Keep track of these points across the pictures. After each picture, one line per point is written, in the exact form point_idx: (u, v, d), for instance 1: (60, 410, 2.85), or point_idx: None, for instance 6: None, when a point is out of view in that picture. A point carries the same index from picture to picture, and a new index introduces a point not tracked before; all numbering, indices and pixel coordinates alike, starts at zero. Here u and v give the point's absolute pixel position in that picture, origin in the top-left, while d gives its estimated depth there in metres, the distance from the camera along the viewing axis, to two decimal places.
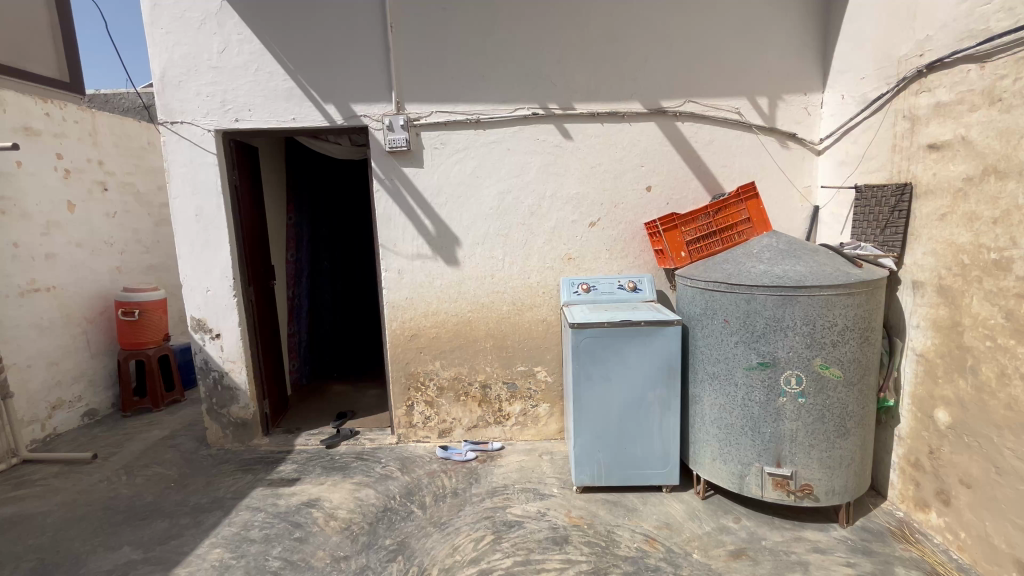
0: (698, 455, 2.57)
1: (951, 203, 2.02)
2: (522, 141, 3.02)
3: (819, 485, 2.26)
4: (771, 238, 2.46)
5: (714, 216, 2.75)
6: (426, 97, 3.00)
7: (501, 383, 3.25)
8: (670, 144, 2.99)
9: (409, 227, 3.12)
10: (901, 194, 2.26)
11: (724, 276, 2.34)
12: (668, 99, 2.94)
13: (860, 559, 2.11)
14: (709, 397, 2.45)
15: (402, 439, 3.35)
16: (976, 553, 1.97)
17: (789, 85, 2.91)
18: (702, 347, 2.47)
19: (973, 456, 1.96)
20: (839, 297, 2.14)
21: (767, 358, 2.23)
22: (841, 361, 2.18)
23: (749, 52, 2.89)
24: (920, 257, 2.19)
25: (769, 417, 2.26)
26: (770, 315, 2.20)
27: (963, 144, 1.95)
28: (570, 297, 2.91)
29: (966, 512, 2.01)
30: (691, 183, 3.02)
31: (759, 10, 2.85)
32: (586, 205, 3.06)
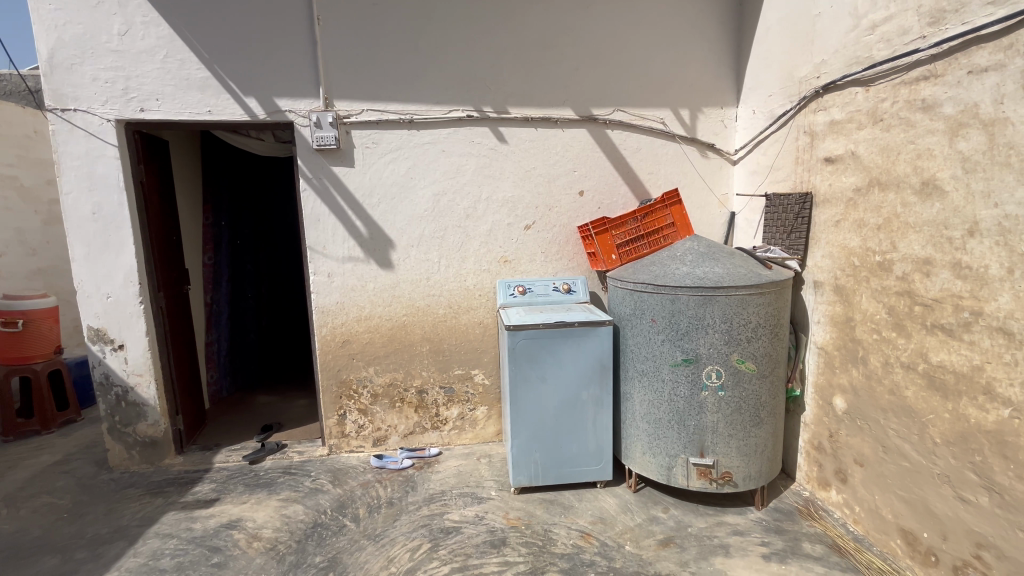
0: (629, 449, 2.67)
1: (844, 211, 2.25)
2: (456, 143, 3.00)
3: (738, 471, 2.42)
4: (693, 241, 2.61)
5: (642, 220, 2.88)
6: (356, 94, 2.90)
7: (438, 388, 3.20)
8: (601, 150, 3.09)
9: (339, 229, 3.00)
10: (803, 202, 2.48)
11: (650, 278, 2.46)
12: (598, 107, 3.05)
13: (773, 538, 2.28)
14: (639, 393, 2.55)
15: (334, 450, 3.20)
16: (869, 525, 2.20)
17: (708, 99, 3.11)
18: (631, 346, 2.57)
19: (864, 438, 2.19)
20: (752, 296, 2.31)
21: (690, 354, 2.36)
22: (755, 355, 2.36)
23: (672, 66, 3.06)
24: (819, 260, 2.42)
25: (692, 410, 2.40)
26: (692, 315, 2.34)
27: (852, 158, 2.18)
28: (506, 299, 2.93)
29: (860, 488, 2.24)
30: (620, 189, 3.15)
31: (681, 27, 3.02)
32: (522, 208, 3.09)
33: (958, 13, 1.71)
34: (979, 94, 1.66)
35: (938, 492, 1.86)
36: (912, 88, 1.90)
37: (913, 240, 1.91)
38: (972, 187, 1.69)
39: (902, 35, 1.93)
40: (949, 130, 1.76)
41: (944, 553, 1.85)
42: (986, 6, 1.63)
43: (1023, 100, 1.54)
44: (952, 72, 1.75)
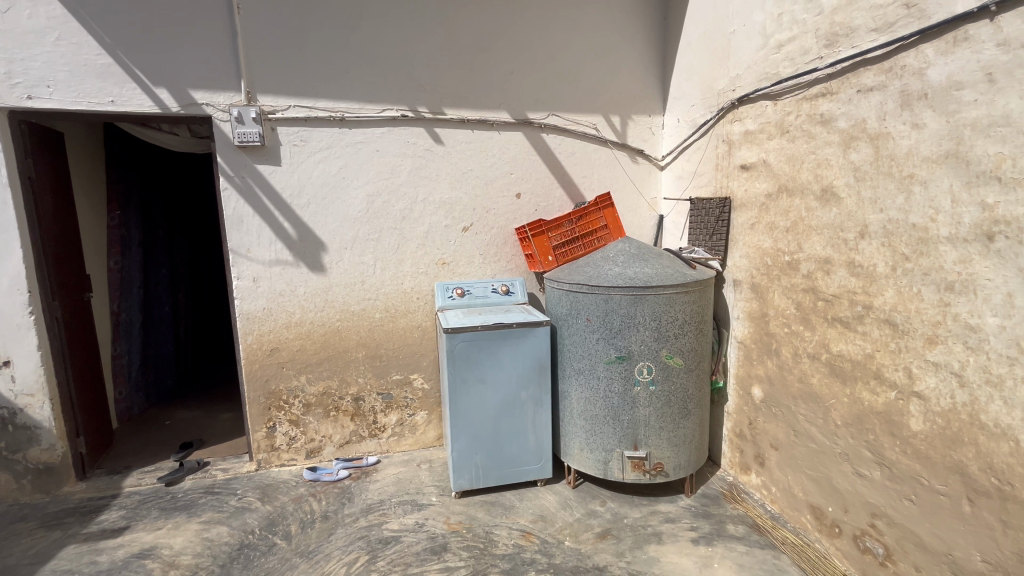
0: (568, 446, 2.73)
1: (758, 214, 2.43)
2: (391, 142, 2.94)
3: (669, 461, 2.55)
4: (624, 243, 2.71)
5: (577, 222, 2.97)
6: (281, 89, 2.76)
7: (375, 394, 3.11)
8: (537, 154, 3.14)
9: (265, 230, 2.83)
10: (723, 206, 2.66)
11: (585, 279, 2.53)
12: (533, 111, 3.10)
13: (701, 522, 2.42)
14: (576, 391, 2.62)
15: (263, 465, 3.02)
16: (783, 503, 2.39)
17: (637, 106, 3.25)
18: (568, 345, 2.63)
19: (779, 424, 2.38)
20: (679, 295, 2.44)
21: (623, 352, 2.46)
22: (682, 350, 2.49)
23: (603, 74, 3.17)
24: (737, 260, 2.60)
25: (626, 405, 2.50)
26: (624, 313, 2.43)
27: (764, 166, 2.37)
28: (445, 301, 2.90)
29: (776, 470, 2.43)
30: (556, 191, 3.22)
31: (611, 37, 3.14)
32: (459, 210, 3.08)
33: (848, 38, 1.90)
34: (867, 111, 1.85)
35: (840, 469, 2.05)
36: (813, 103, 2.09)
37: (816, 242, 2.10)
38: (862, 194, 1.88)
39: (803, 55, 2.12)
40: (843, 142, 1.95)
41: (846, 524, 2.04)
42: (871, 32, 1.82)
43: (901, 117, 1.73)
44: (845, 90, 1.94)
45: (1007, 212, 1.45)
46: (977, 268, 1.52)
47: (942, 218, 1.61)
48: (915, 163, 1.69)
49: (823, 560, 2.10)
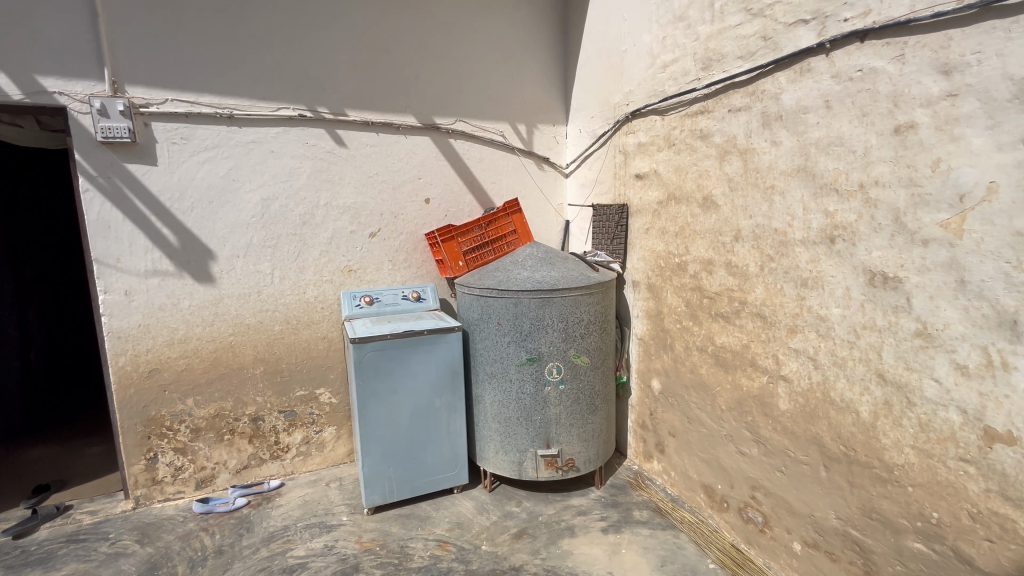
0: (483, 450, 2.74)
1: (651, 220, 2.63)
2: (287, 143, 2.76)
3: (579, 456, 2.66)
4: (532, 248, 2.79)
5: (486, 227, 3.00)
6: (155, 81, 2.48)
7: (276, 413, 2.89)
8: (445, 159, 3.13)
9: (138, 237, 2.52)
10: (621, 213, 2.84)
11: (495, 283, 2.57)
12: (440, 116, 3.09)
13: (610, 512, 2.55)
14: (489, 394, 2.64)
15: (142, 502, 2.68)
16: (681, 486, 2.59)
17: (541, 116, 3.37)
18: (480, 350, 2.65)
19: (675, 413, 2.59)
20: (583, 296, 2.55)
21: (533, 354, 2.52)
22: (588, 349, 2.60)
23: (509, 83, 3.25)
24: (635, 263, 2.79)
25: (538, 405, 2.57)
26: (533, 316, 2.50)
27: (655, 176, 2.57)
28: (352, 310, 2.78)
29: (674, 455, 2.63)
30: (465, 197, 3.23)
31: (514, 47, 3.23)
32: (365, 215, 2.97)
33: (720, 63, 2.13)
34: (736, 128, 2.08)
35: (726, 449, 2.27)
36: (693, 119, 2.30)
37: (700, 245, 2.31)
38: (735, 202, 2.11)
39: (684, 75, 2.34)
40: (719, 155, 2.18)
41: (732, 499, 2.27)
42: (737, 59, 2.05)
43: (763, 135, 1.97)
44: (719, 109, 2.16)
45: (844, 219, 1.69)
46: (823, 267, 1.77)
47: (797, 223, 1.86)
48: (775, 175, 1.92)
49: (715, 533, 2.31)
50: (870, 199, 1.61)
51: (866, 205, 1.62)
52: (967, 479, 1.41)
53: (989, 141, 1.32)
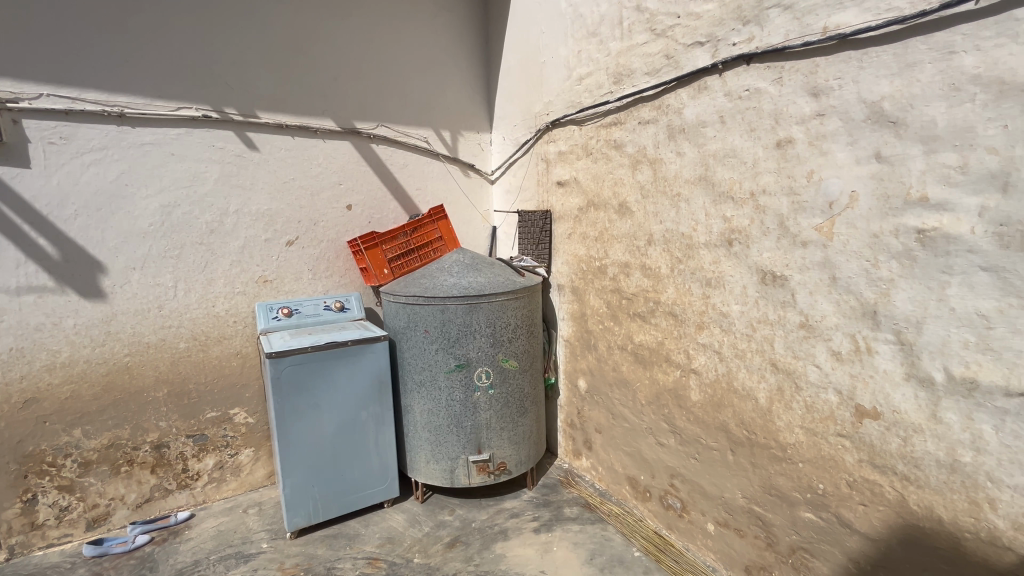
0: (414, 461, 2.70)
1: (573, 226, 2.74)
2: (190, 145, 2.56)
3: (510, 459, 2.69)
4: (459, 254, 2.79)
5: (412, 234, 2.97)
6: (26, 73, 2.20)
7: (184, 438, 2.66)
8: (367, 164, 3.06)
9: (6, 249, 2.21)
10: (545, 219, 2.93)
11: (421, 290, 2.54)
12: (361, 121, 3.01)
13: (541, 511, 2.61)
14: (419, 403, 2.60)
15: (19, 551, 2.34)
16: (608, 480, 2.71)
17: (465, 123, 3.40)
18: (408, 359, 2.61)
19: (600, 410, 2.70)
20: (510, 301, 2.59)
21: (462, 360, 2.52)
22: (516, 353, 2.64)
23: (432, 89, 3.24)
24: (560, 267, 2.88)
25: (468, 411, 2.57)
26: (460, 322, 2.49)
27: (575, 183, 2.68)
28: (269, 323, 2.63)
29: (601, 451, 2.74)
30: (390, 204, 3.17)
31: (436, 53, 3.23)
32: (282, 222, 2.82)
33: (629, 78, 2.27)
34: (646, 140, 2.22)
35: (646, 441, 2.41)
36: (608, 130, 2.43)
37: (618, 249, 2.44)
38: (647, 208, 2.25)
39: (598, 89, 2.46)
40: (631, 164, 2.31)
41: (654, 488, 2.40)
42: (645, 75, 2.20)
43: (669, 146, 2.12)
44: (630, 121, 2.30)
45: (739, 224, 1.86)
46: (724, 268, 1.94)
47: (700, 228, 2.01)
48: (680, 184, 2.08)
49: (640, 522, 2.44)
50: (760, 206, 1.78)
51: (756, 211, 1.79)
52: (844, 451, 1.60)
53: (850, 155, 1.52)
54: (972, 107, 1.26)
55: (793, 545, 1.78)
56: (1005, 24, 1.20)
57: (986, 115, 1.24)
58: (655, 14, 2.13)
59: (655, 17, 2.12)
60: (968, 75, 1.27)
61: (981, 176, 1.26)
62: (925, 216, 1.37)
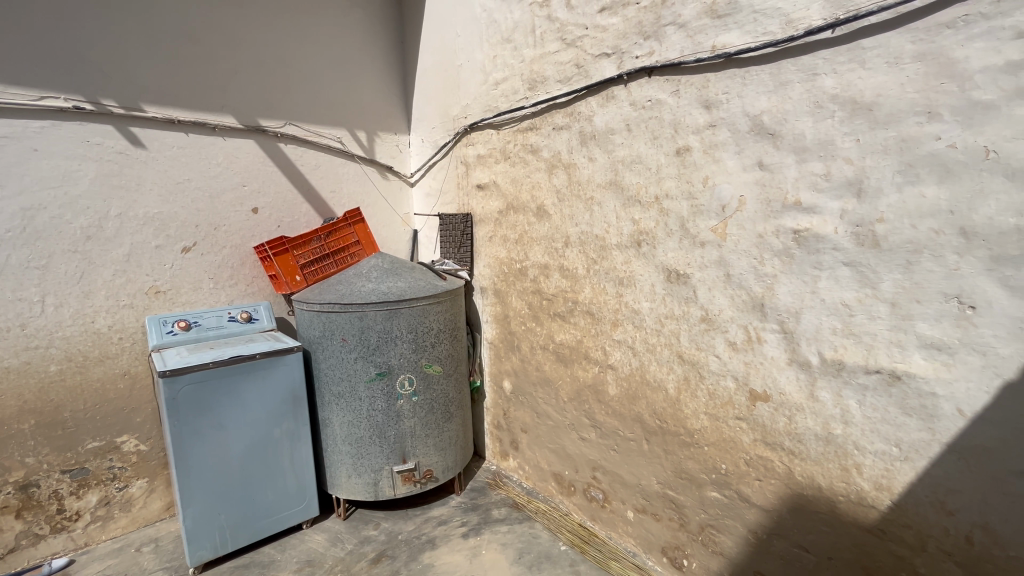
0: (334, 476, 2.57)
1: (494, 228, 2.76)
2: (58, 140, 2.24)
3: (437, 466, 2.65)
4: (377, 258, 2.70)
5: (326, 239, 2.83)
6: None
7: (58, 474, 2.32)
8: (274, 164, 2.87)
9: None
10: (466, 222, 2.92)
11: (337, 297, 2.42)
12: (266, 118, 2.82)
13: (470, 516, 2.59)
14: (338, 416, 2.49)
15: None
16: (535, 478, 2.76)
17: (381, 124, 3.31)
18: (325, 370, 2.48)
19: (525, 410, 2.74)
20: (432, 305, 2.54)
21: (383, 368, 2.43)
22: (440, 358, 2.61)
23: (344, 87, 3.12)
24: (482, 270, 2.89)
25: (391, 420, 2.49)
26: (380, 329, 2.41)
27: (494, 186, 2.70)
28: (162, 338, 2.36)
29: (527, 450, 2.79)
30: (301, 207, 3.00)
31: (348, 51, 3.11)
32: (176, 227, 2.56)
33: (543, 85, 2.34)
34: (560, 145, 2.30)
35: (569, 437, 2.48)
36: (524, 135, 2.48)
37: (537, 251, 2.49)
38: (563, 211, 2.32)
39: (514, 94, 2.50)
40: (547, 168, 2.38)
41: (578, 482, 2.48)
42: (557, 82, 2.27)
43: (582, 151, 2.20)
44: (545, 126, 2.36)
45: (646, 226, 1.98)
46: (634, 268, 2.05)
47: (612, 230, 2.12)
48: (593, 188, 2.17)
49: (565, 516, 2.51)
50: (664, 209, 1.91)
51: (661, 213, 1.92)
52: (742, 432, 1.75)
53: (738, 163, 1.67)
54: (832, 122, 1.44)
55: (702, 523, 1.92)
56: (855, 52, 1.38)
57: (843, 130, 1.42)
58: (565, 24, 2.21)
59: (566, 27, 2.20)
60: (829, 94, 1.44)
61: (841, 183, 1.44)
62: (799, 218, 1.54)
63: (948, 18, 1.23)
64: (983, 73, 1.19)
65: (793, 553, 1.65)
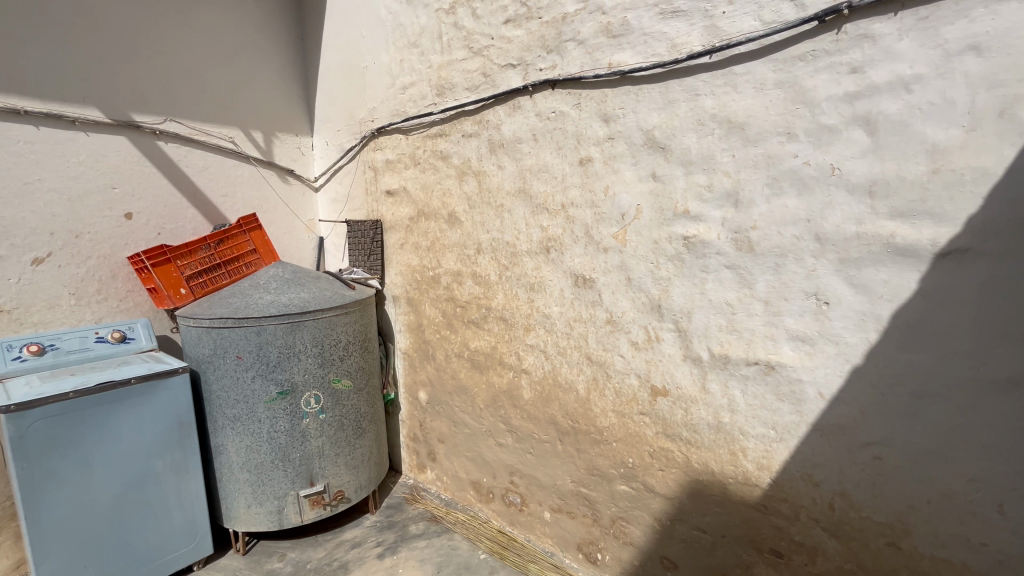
0: (231, 508, 2.35)
1: (405, 235, 2.69)
2: None
3: (349, 486, 2.52)
4: (277, 268, 2.52)
5: (217, 247, 2.58)
6: None
7: None
8: (152, 165, 2.57)
9: None
10: (375, 228, 2.82)
11: (230, 311, 2.21)
12: (142, 114, 2.51)
13: (386, 534, 2.49)
14: (234, 442, 2.27)
15: None
16: (453, 488, 2.72)
17: (280, 124, 3.10)
18: (217, 392, 2.25)
19: (442, 419, 2.70)
20: (339, 317, 2.41)
21: (284, 386, 2.26)
22: (349, 371, 2.48)
23: (236, 84, 2.88)
24: (393, 278, 2.81)
25: (295, 442, 2.32)
26: (281, 344, 2.24)
27: (404, 192, 2.64)
28: (5, 366, 1.99)
29: (445, 460, 2.74)
30: (186, 212, 2.71)
31: (241, 44, 2.88)
32: (24, 235, 2.19)
33: (451, 92, 2.33)
34: (470, 152, 2.30)
35: (486, 443, 2.48)
36: (434, 141, 2.45)
37: (449, 258, 2.47)
38: (475, 218, 2.33)
39: (422, 99, 2.47)
40: (458, 175, 2.37)
41: (496, 488, 2.48)
42: (465, 90, 2.28)
43: (491, 159, 2.22)
44: (454, 133, 2.35)
45: (554, 233, 2.04)
46: (544, 273, 2.10)
47: (522, 237, 2.16)
48: (503, 196, 2.20)
49: (484, 524, 2.50)
50: (569, 216, 1.98)
51: (567, 220, 1.99)
52: (645, 426, 1.86)
53: (634, 174, 1.78)
54: (712, 139, 1.59)
55: (613, 516, 2.01)
56: (728, 77, 1.54)
57: (722, 146, 1.57)
58: (471, 32, 2.22)
59: (472, 36, 2.22)
60: (709, 113, 1.59)
61: (721, 194, 1.59)
62: (688, 226, 1.67)
63: (800, 52, 1.41)
64: (828, 101, 1.38)
65: (693, 535, 1.78)
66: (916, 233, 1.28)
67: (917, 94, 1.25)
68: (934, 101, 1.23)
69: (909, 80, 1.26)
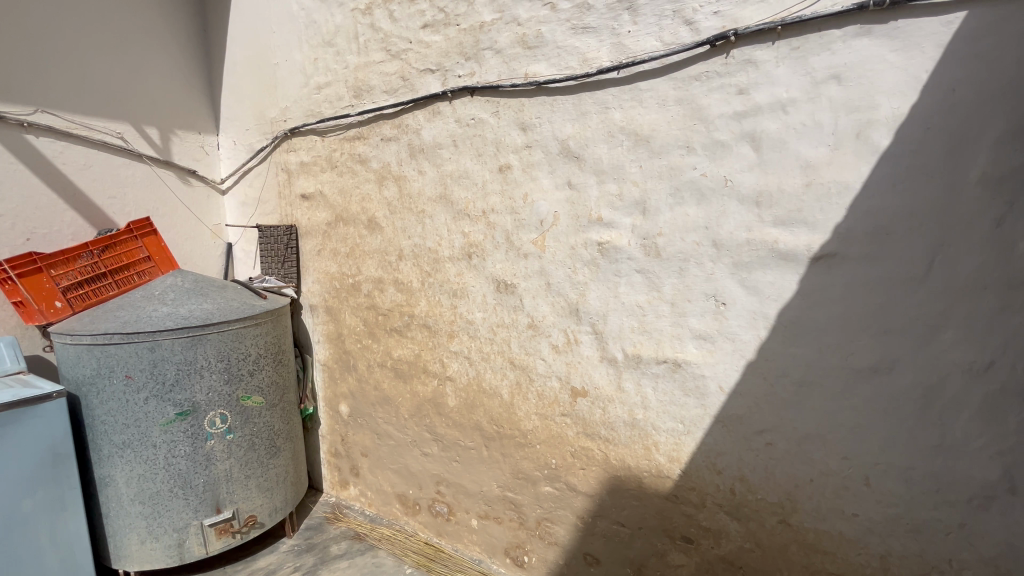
0: (121, 546, 2.10)
1: (322, 241, 2.57)
2: None
3: (262, 510, 2.35)
4: (175, 277, 2.31)
5: (102, 254, 2.30)
6: None
7: None
8: (20, 162, 2.26)
9: None
10: (289, 234, 2.67)
11: (117, 326, 1.99)
12: (7, 103, 2.20)
13: (304, 558, 2.35)
14: (123, 471, 2.04)
15: None
16: (378, 503, 2.62)
17: (180, 121, 2.85)
18: (102, 417, 2.01)
19: (364, 432, 2.60)
20: (248, 328, 2.25)
21: (184, 406, 2.07)
22: (260, 387, 2.32)
23: (126, 75, 2.61)
24: (310, 286, 2.67)
25: (198, 466, 2.12)
26: (179, 361, 2.04)
27: (321, 197, 2.53)
28: None
29: (368, 475, 2.64)
30: (64, 215, 2.41)
31: (132, 32, 2.62)
32: None
33: (369, 94, 2.27)
34: (389, 157, 2.25)
35: (411, 454, 2.42)
36: (351, 144, 2.37)
37: (370, 264, 2.39)
38: (395, 224, 2.28)
39: (338, 100, 2.38)
40: (377, 180, 2.31)
41: (422, 499, 2.43)
42: (383, 93, 2.23)
43: (411, 164, 2.19)
44: (373, 137, 2.29)
45: (475, 239, 2.05)
46: (466, 280, 2.10)
47: (444, 242, 2.14)
48: (424, 201, 2.17)
49: (411, 537, 2.43)
50: (490, 222, 1.99)
51: (488, 227, 2.00)
52: (567, 427, 1.91)
53: (551, 182, 1.83)
54: (621, 150, 1.68)
55: (539, 518, 2.04)
56: (634, 92, 1.63)
57: (631, 157, 1.66)
58: (388, 35, 2.18)
59: (389, 38, 2.18)
60: (618, 126, 1.67)
61: (630, 203, 1.68)
62: (601, 233, 1.75)
63: (696, 73, 1.53)
64: (720, 118, 1.50)
65: (613, 529, 1.85)
66: (795, 239, 1.42)
67: (792, 115, 1.40)
68: (805, 122, 1.39)
69: (785, 102, 1.41)
